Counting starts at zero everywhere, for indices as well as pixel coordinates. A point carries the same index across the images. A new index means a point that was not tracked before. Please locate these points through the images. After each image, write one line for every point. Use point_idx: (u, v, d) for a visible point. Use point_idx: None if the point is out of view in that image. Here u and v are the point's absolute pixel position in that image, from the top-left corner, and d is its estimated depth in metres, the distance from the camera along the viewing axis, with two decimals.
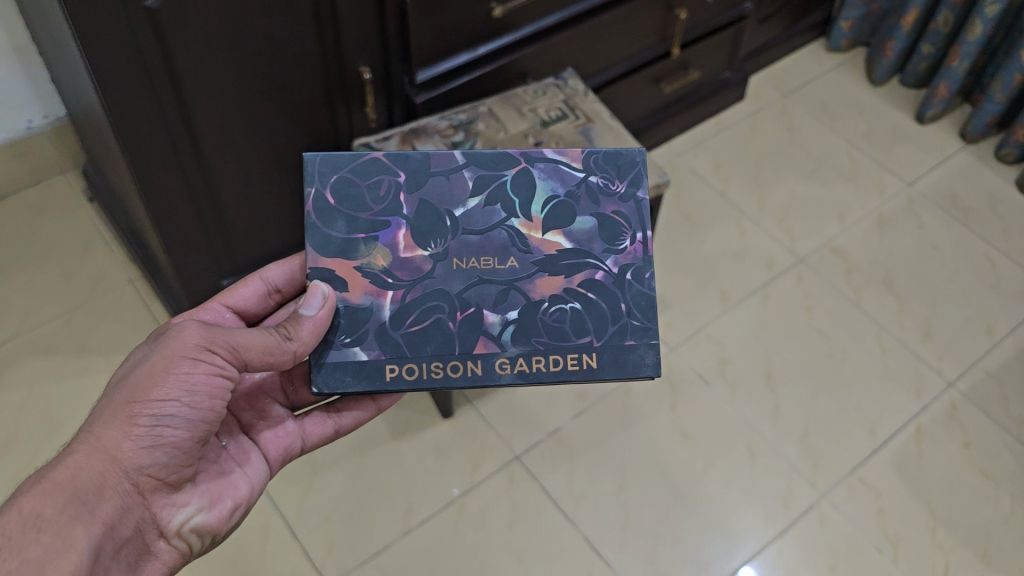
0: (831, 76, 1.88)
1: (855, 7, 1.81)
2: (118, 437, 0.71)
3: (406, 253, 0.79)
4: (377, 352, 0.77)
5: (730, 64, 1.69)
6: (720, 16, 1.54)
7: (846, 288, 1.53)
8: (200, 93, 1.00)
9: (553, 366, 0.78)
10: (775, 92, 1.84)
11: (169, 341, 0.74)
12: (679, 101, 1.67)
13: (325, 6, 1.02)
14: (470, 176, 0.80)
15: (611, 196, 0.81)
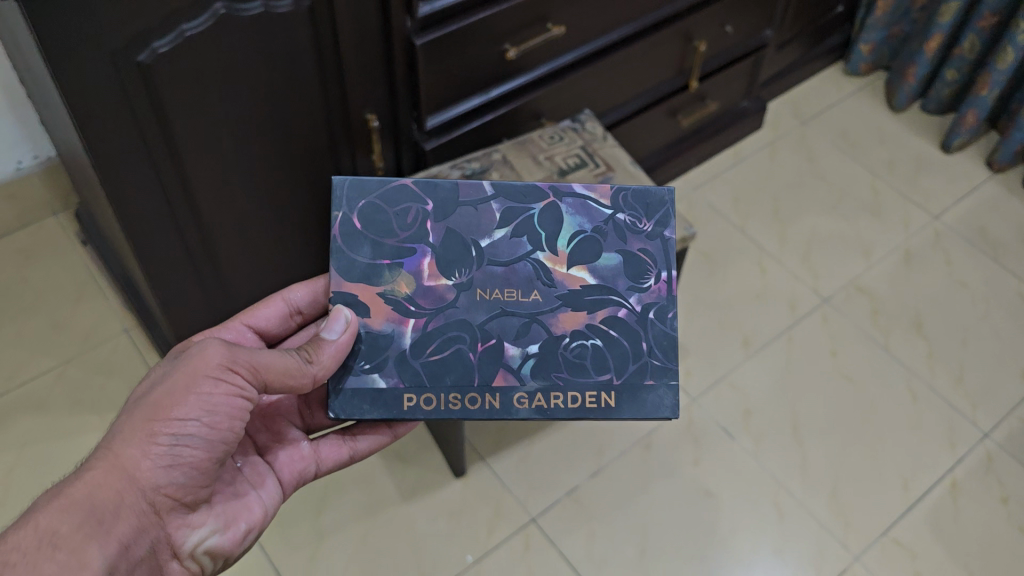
0: (849, 102, 1.86)
1: (877, 31, 1.80)
2: (136, 455, 0.71)
3: (429, 281, 0.79)
4: (396, 380, 0.77)
5: (747, 94, 1.69)
6: (742, 44, 1.54)
7: (874, 331, 1.50)
8: (196, 148, 0.98)
9: (571, 403, 0.77)
10: (794, 119, 1.82)
11: (191, 360, 0.74)
12: (695, 133, 1.66)
13: (329, 51, 1.01)
14: (497, 208, 0.80)
15: (638, 234, 0.80)
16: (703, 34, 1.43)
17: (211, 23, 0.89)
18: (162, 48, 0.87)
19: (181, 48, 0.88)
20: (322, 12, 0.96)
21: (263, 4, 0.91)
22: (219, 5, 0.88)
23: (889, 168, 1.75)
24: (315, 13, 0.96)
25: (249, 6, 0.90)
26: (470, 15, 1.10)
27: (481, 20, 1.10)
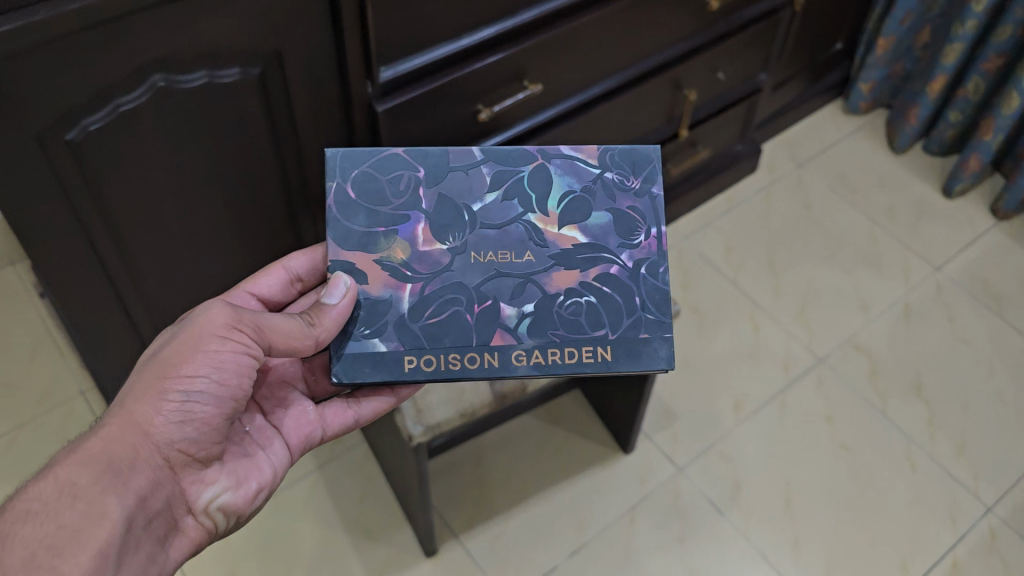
0: (847, 142, 1.90)
1: (877, 69, 1.83)
2: (149, 410, 0.75)
3: (424, 246, 0.84)
4: (396, 343, 0.81)
5: (741, 138, 1.70)
6: (734, 90, 1.54)
7: (872, 395, 1.50)
8: (134, 221, 0.94)
9: (569, 357, 0.81)
10: (789, 161, 1.85)
11: (197, 322, 0.78)
12: (688, 178, 1.67)
13: (278, 106, 0.96)
14: (487, 172, 0.86)
15: (626, 192, 0.86)
16: (692, 82, 1.43)
17: (148, 95, 0.85)
18: (92, 124, 0.83)
19: (114, 124, 0.84)
20: (274, 79, 0.93)
21: (205, 76, 0.87)
22: (156, 78, 0.84)
23: (889, 216, 1.77)
24: (264, 80, 0.92)
25: (189, 78, 0.86)
26: (442, 77, 1.06)
27: (452, 83, 1.07)
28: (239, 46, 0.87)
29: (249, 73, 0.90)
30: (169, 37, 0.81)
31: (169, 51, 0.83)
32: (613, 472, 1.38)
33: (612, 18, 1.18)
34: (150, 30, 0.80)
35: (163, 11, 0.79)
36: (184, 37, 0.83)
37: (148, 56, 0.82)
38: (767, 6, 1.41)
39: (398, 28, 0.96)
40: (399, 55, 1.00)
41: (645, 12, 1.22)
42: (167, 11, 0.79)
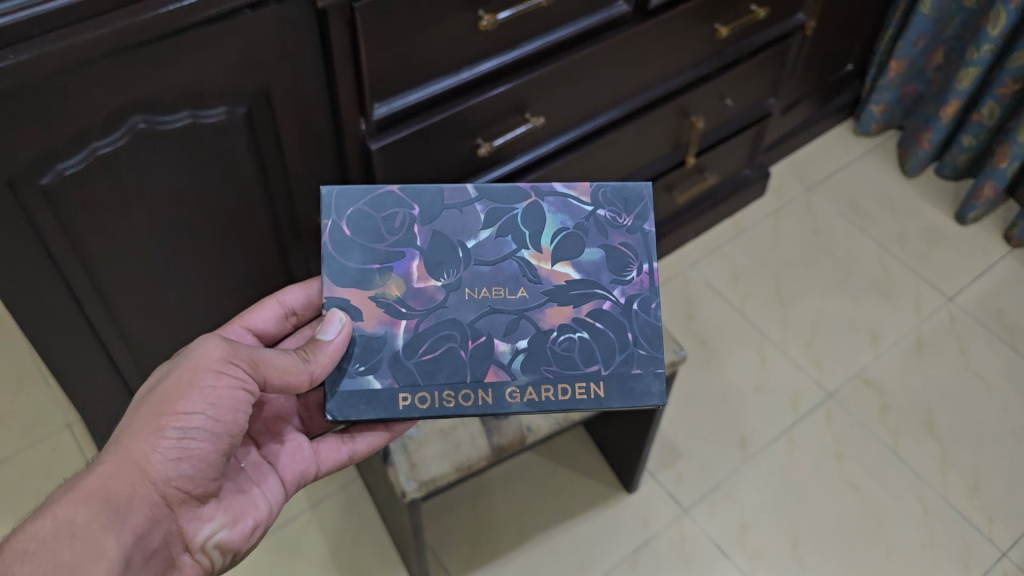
0: (858, 165, 1.90)
1: (888, 91, 1.83)
2: (146, 448, 0.76)
3: (419, 283, 0.84)
4: (391, 380, 0.82)
5: (749, 163, 1.68)
6: (744, 115, 1.50)
7: (882, 432, 1.48)
8: (112, 264, 0.92)
9: (562, 394, 0.82)
10: (799, 185, 1.85)
11: (191, 358, 0.79)
12: (693, 206, 1.66)
13: (265, 143, 0.93)
14: (482, 209, 0.87)
15: (618, 228, 0.87)
16: (700, 108, 1.39)
17: (127, 138, 0.82)
18: (68, 169, 0.80)
19: (92, 168, 0.81)
20: (262, 116, 0.90)
21: (189, 116, 0.84)
22: (137, 120, 0.81)
23: (899, 242, 1.76)
24: (252, 119, 0.90)
25: (172, 119, 0.83)
26: (440, 112, 1.04)
27: (451, 117, 1.05)
28: (224, 86, 0.84)
29: (235, 113, 0.87)
30: (147, 79, 0.78)
31: (148, 92, 0.79)
32: (615, 513, 1.37)
33: (617, 49, 1.15)
34: (126, 71, 0.76)
35: (141, 51, 0.76)
36: (163, 78, 0.79)
37: (126, 97, 0.78)
38: (779, 31, 1.36)
39: (392, 66, 0.95)
40: (394, 92, 0.98)
41: (652, 43, 1.19)
42: (146, 51, 0.76)
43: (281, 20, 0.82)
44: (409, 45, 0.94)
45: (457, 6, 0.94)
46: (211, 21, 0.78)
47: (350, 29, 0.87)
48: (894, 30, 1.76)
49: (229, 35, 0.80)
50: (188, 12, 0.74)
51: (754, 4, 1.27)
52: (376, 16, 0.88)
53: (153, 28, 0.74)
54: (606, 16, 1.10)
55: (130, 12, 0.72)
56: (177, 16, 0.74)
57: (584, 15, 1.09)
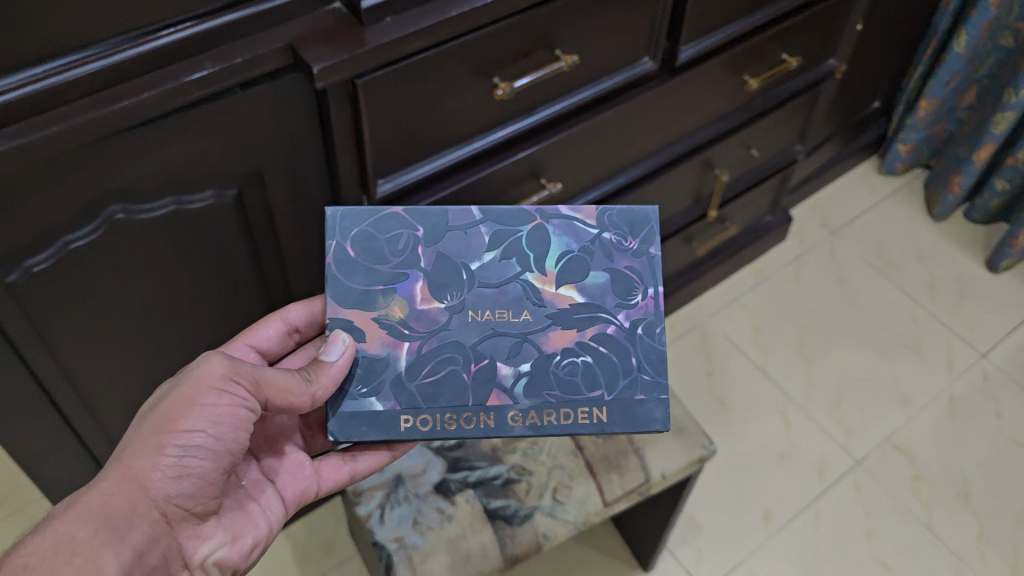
0: (883, 207, 1.87)
1: (915, 131, 1.80)
2: (146, 466, 0.73)
3: (423, 304, 0.82)
4: (392, 402, 0.79)
5: (773, 209, 1.66)
6: (769, 163, 1.46)
7: (916, 505, 1.43)
8: (84, 355, 0.84)
9: (565, 419, 0.79)
10: (823, 228, 1.82)
11: (194, 375, 0.77)
12: (714, 254, 1.63)
13: (258, 220, 0.84)
14: (487, 232, 0.84)
15: (623, 252, 0.85)
16: (725, 160, 1.33)
17: (103, 229, 0.73)
18: (39, 265, 0.71)
19: (64, 262, 0.73)
20: (255, 198, 0.81)
21: (171, 203, 0.75)
22: (115, 210, 0.72)
23: (930, 293, 1.73)
24: (241, 199, 0.80)
25: (152, 207, 0.74)
26: (452, 182, 0.91)
27: (463, 188, 0.91)
28: (211, 169, 0.75)
29: (223, 195, 0.78)
30: (123, 169, 0.69)
31: (125, 180, 0.70)
32: None
33: (646, 108, 1.05)
34: (99, 161, 0.68)
35: (114, 142, 0.67)
36: (141, 165, 0.70)
37: (101, 187, 0.70)
38: (811, 79, 1.30)
39: (394, 140, 0.81)
40: (398, 166, 0.85)
41: (682, 97, 1.09)
42: (119, 141, 0.67)
43: (271, 101, 0.73)
44: (415, 120, 0.81)
45: (469, 75, 0.81)
46: (193, 105, 0.68)
47: (354, 106, 0.76)
48: (924, 68, 1.72)
49: (214, 119, 0.71)
50: (166, 98, 0.65)
51: (785, 54, 1.20)
52: (379, 91, 0.75)
53: (125, 119, 0.64)
54: (632, 75, 0.98)
55: (99, 102, 0.63)
56: (152, 106, 0.65)
57: (608, 74, 0.96)
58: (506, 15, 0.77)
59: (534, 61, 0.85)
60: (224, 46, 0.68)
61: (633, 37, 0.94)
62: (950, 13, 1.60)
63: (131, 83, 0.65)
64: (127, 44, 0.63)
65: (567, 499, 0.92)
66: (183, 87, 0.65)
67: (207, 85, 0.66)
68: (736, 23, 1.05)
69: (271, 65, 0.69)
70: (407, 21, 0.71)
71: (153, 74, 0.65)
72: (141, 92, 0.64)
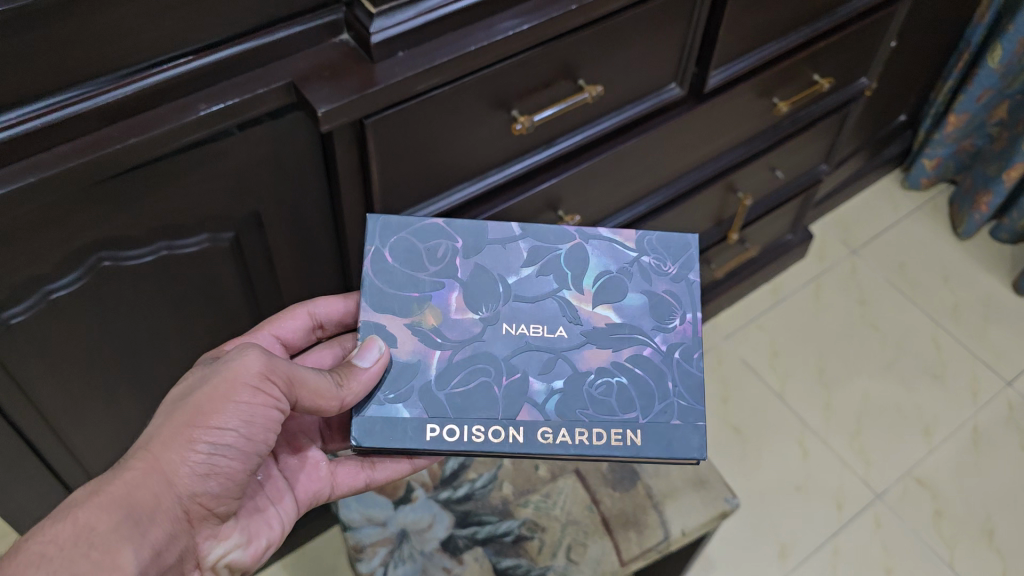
0: (906, 224, 1.82)
1: (942, 146, 1.74)
2: (175, 460, 0.62)
3: (457, 314, 0.71)
4: (419, 410, 0.68)
5: (793, 228, 1.60)
6: (794, 183, 1.41)
7: (939, 545, 1.38)
8: (72, 410, 0.77)
9: (597, 440, 0.67)
10: (843, 247, 1.77)
11: (229, 365, 0.65)
12: (731, 275, 1.58)
13: (258, 262, 0.77)
14: (525, 247, 0.74)
15: (662, 276, 0.74)
16: (748, 183, 1.28)
17: (88, 279, 0.66)
18: (15, 317, 0.64)
19: (44, 314, 0.65)
20: (252, 241, 0.74)
21: (161, 248, 0.68)
22: (100, 257, 0.65)
23: (954, 316, 1.67)
24: (239, 243, 0.73)
25: (139, 252, 0.67)
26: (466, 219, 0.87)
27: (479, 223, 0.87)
28: (206, 213, 0.68)
29: (217, 239, 0.71)
30: (110, 216, 0.63)
31: (112, 228, 0.64)
32: None
33: (668, 135, 1.01)
34: (84, 210, 0.61)
35: (99, 190, 0.60)
36: (130, 213, 0.64)
37: (85, 236, 0.63)
38: (839, 99, 1.25)
39: (412, 178, 0.77)
40: (406, 205, 0.80)
41: (705, 122, 1.05)
42: (104, 189, 0.61)
43: (271, 140, 0.67)
44: (431, 156, 0.76)
45: (488, 108, 0.76)
46: (187, 148, 0.62)
47: (363, 148, 0.71)
48: (953, 83, 1.66)
49: (209, 162, 0.65)
50: (158, 143, 0.59)
51: (816, 75, 1.15)
52: (393, 130, 0.70)
53: (111, 166, 0.58)
54: (655, 103, 0.94)
55: (83, 148, 0.57)
56: (142, 151, 0.59)
57: (630, 102, 0.92)
58: (527, 47, 0.73)
59: (556, 91, 0.81)
60: (220, 84, 0.62)
61: (659, 62, 0.90)
62: (984, 25, 1.54)
63: (118, 126, 0.59)
64: (113, 85, 0.57)
65: (581, 558, 0.87)
66: (176, 130, 0.59)
67: (202, 128, 0.61)
68: (765, 48, 1.01)
69: (273, 104, 0.63)
70: (421, 56, 0.66)
71: (141, 116, 0.59)
72: (130, 137, 0.58)
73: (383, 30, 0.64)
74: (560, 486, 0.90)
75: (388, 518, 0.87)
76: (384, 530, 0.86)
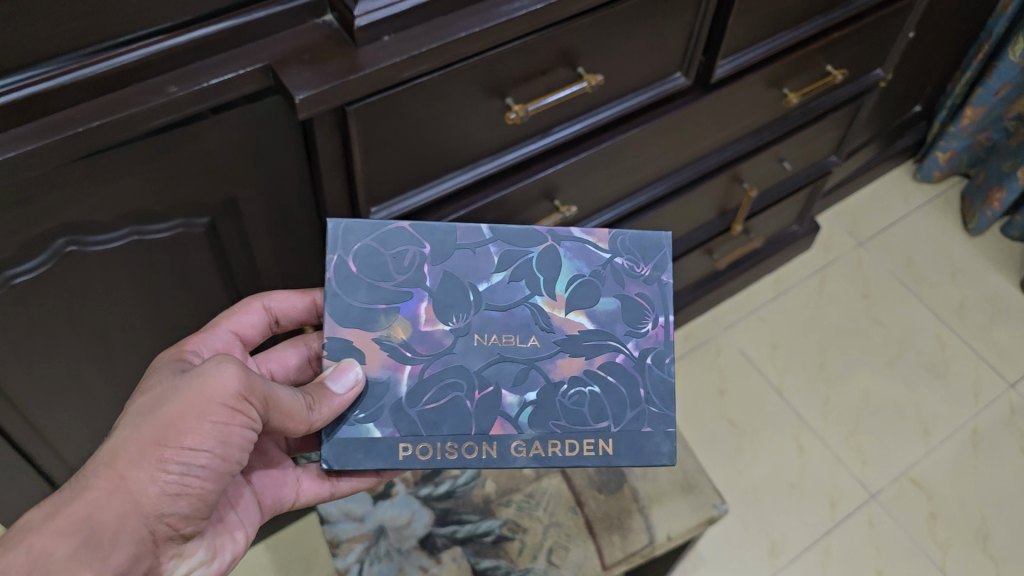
0: (916, 218, 1.78)
1: (957, 140, 1.70)
2: (144, 479, 0.57)
3: (428, 325, 0.68)
4: (391, 429, 0.67)
5: (800, 219, 1.57)
6: (802, 174, 1.37)
7: (931, 547, 1.37)
8: (43, 394, 0.75)
9: (569, 451, 0.68)
10: (850, 238, 1.74)
11: (202, 380, 0.61)
12: (734, 265, 1.54)
13: (236, 250, 0.75)
14: (496, 251, 0.70)
15: (635, 278, 0.71)
16: (754, 174, 1.25)
17: (53, 263, 0.64)
18: None
19: (5, 298, 0.63)
20: (228, 228, 0.72)
21: (131, 233, 0.66)
22: (64, 243, 0.63)
23: (959, 314, 1.64)
24: (215, 229, 0.71)
25: (108, 237, 0.65)
26: (455, 208, 0.84)
27: (471, 213, 0.85)
28: (178, 198, 0.66)
29: (192, 225, 0.69)
30: (75, 199, 0.60)
31: (79, 212, 0.62)
32: None
33: (671, 125, 0.97)
34: (47, 193, 0.59)
35: (63, 173, 0.58)
36: (97, 197, 0.61)
37: (49, 220, 0.61)
38: (854, 89, 1.21)
39: (398, 165, 0.74)
40: (394, 193, 0.77)
41: (712, 111, 1.02)
42: (67, 172, 0.58)
43: (248, 125, 0.64)
44: (419, 143, 0.74)
45: (480, 95, 0.74)
46: (156, 132, 0.60)
47: (345, 135, 0.68)
48: (973, 74, 1.60)
49: (182, 146, 0.62)
50: (123, 126, 0.56)
51: (830, 66, 1.11)
52: (378, 117, 0.68)
53: (74, 149, 0.56)
54: (659, 92, 0.91)
55: (43, 130, 0.55)
56: (106, 134, 0.56)
57: (632, 91, 0.89)
58: (523, 34, 0.70)
59: (553, 80, 0.79)
60: (192, 66, 0.59)
61: (664, 49, 0.86)
62: (1007, 16, 1.48)
63: (82, 108, 0.56)
64: (77, 64, 0.55)
65: (563, 561, 0.87)
66: (143, 113, 0.57)
67: (171, 112, 0.58)
68: (778, 37, 0.98)
69: (250, 87, 0.61)
70: (409, 41, 0.63)
71: (107, 97, 0.57)
72: (93, 119, 0.55)
73: (367, 14, 0.61)
74: (545, 486, 0.91)
75: (366, 513, 0.88)
76: (361, 526, 0.86)
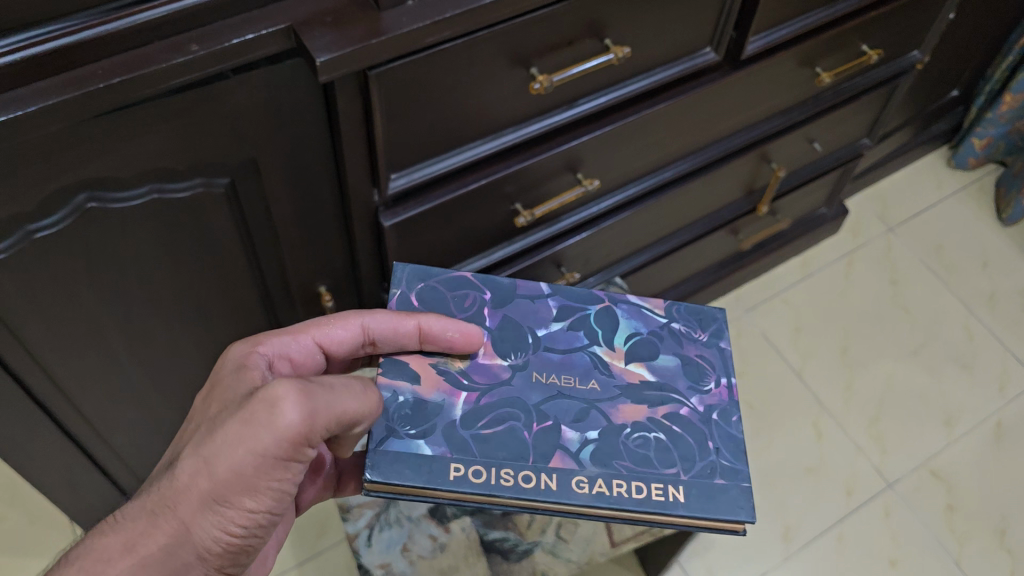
0: (947, 205, 1.74)
1: (995, 126, 1.65)
2: (205, 531, 0.59)
3: (485, 358, 0.72)
4: (443, 448, 0.66)
5: (829, 202, 1.53)
6: (833, 155, 1.34)
7: (947, 539, 1.35)
8: (65, 351, 0.76)
9: (636, 493, 0.65)
10: (879, 224, 1.70)
11: (255, 419, 0.57)
12: (759, 246, 1.52)
13: (256, 213, 0.75)
14: (554, 305, 0.76)
15: (693, 341, 0.75)
16: (783, 155, 1.22)
17: (74, 219, 0.64)
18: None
19: (29, 253, 0.64)
20: (249, 190, 0.72)
21: (152, 191, 0.67)
22: (85, 200, 0.63)
23: (988, 304, 1.61)
24: (235, 190, 0.71)
25: (129, 195, 0.66)
26: (475, 177, 0.84)
27: (492, 183, 0.84)
28: (199, 158, 0.66)
29: (212, 185, 0.69)
30: (96, 156, 0.61)
31: (100, 169, 0.62)
32: None
33: (699, 101, 0.95)
34: (71, 148, 0.59)
35: (86, 129, 0.58)
36: (118, 154, 0.62)
37: (70, 176, 0.61)
38: (890, 70, 1.18)
39: (419, 133, 0.74)
40: (415, 160, 0.77)
41: (742, 89, 1.00)
42: (89, 128, 0.58)
43: (269, 88, 0.64)
44: (440, 111, 0.73)
45: (504, 64, 0.73)
46: (176, 91, 0.60)
47: (366, 100, 0.67)
48: (1015, 58, 1.55)
49: (203, 107, 0.62)
50: (143, 84, 0.56)
51: (865, 45, 1.08)
52: (401, 83, 0.67)
53: (96, 104, 0.56)
54: (687, 67, 0.89)
55: (67, 84, 0.55)
56: (126, 91, 0.56)
57: (660, 65, 0.87)
58: (550, 3, 0.69)
59: (579, 50, 0.77)
60: (214, 25, 0.59)
61: (695, 22, 0.84)
62: None
63: (104, 63, 0.56)
64: (100, 19, 0.55)
65: (571, 536, 0.89)
66: (164, 72, 0.56)
67: (190, 71, 0.58)
68: (812, 14, 0.95)
69: (271, 49, 0.60)
70: (434, 6, 0.62)
71: (128, 54, 0.57)
72: (115, 75, 0.55)
73: None
74: None
75: None
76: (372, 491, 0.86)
